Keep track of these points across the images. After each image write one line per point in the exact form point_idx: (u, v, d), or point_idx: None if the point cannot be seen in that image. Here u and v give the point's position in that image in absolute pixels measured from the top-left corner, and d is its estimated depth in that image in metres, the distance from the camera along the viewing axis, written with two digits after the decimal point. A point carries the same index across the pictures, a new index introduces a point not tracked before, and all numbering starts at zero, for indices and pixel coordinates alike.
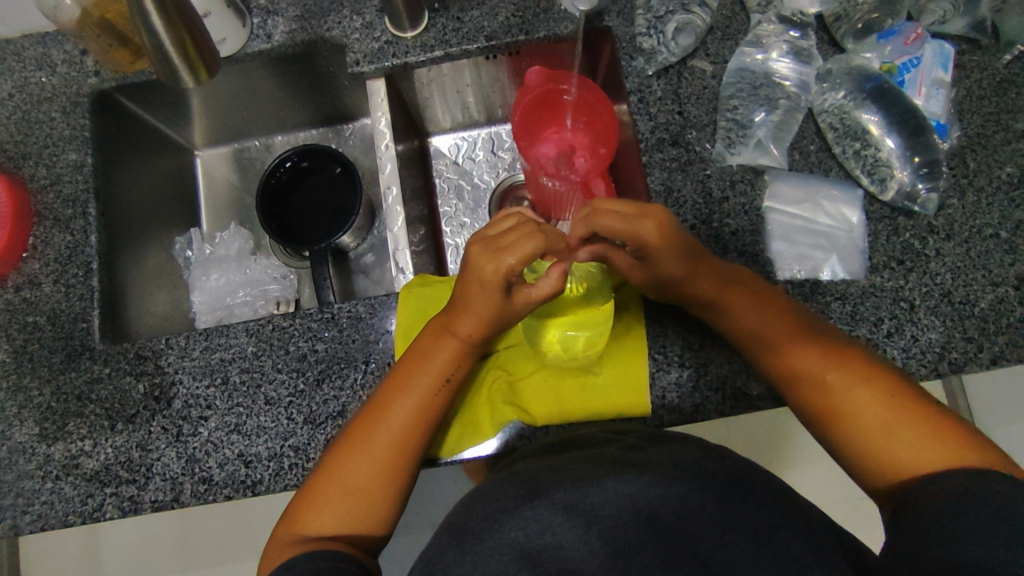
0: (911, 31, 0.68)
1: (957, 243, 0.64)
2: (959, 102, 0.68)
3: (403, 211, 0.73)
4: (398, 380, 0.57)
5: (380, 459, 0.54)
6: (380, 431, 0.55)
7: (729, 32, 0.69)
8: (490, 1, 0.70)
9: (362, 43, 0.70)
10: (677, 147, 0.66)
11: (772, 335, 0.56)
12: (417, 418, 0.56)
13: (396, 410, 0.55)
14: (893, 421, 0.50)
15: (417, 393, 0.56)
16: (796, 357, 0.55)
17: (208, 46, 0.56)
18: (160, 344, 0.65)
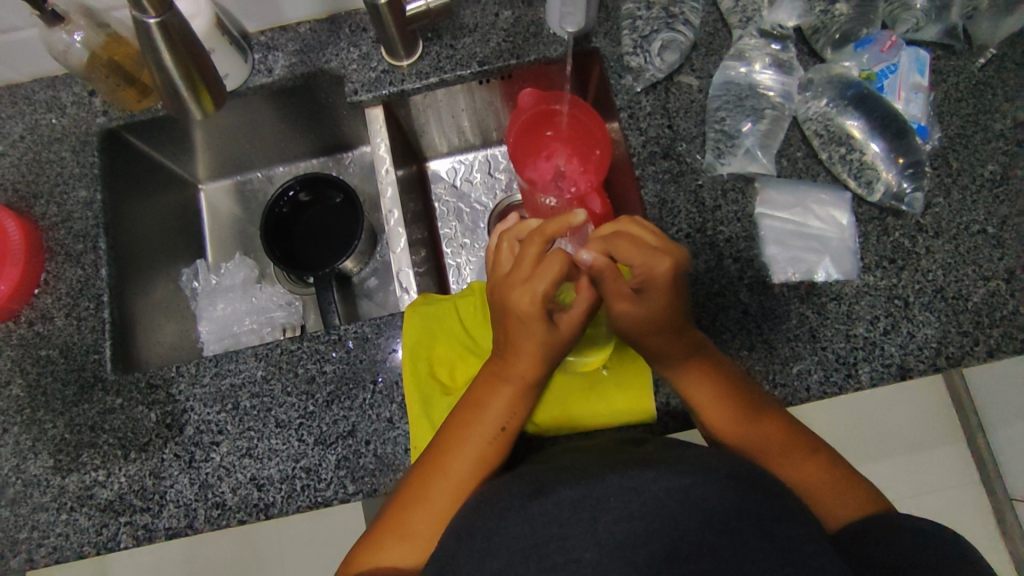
0: (887, 38, 0.70)
1: (945, 240, 0.66)
2: (939, 105, 0.70)
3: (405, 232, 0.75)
4: (458, 424, 0.57)
5: (451, 503, 0.54)
6: (449, 475, 0.54)
7: (712, 48, 0.72)
8: (482, 29, 0.73)
9: (359, 74, 0.72)
10: (669, 159, 0.68)
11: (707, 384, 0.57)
12: (485, 457, 0.55)
13: (464, 452, 0.55)
14: (816, 461, 0.56)
15: (473, 442, 0.55)
16: (747, 429, 0.56)
17: (215, 81, 0.59)
18: (171, 372, 0.66)
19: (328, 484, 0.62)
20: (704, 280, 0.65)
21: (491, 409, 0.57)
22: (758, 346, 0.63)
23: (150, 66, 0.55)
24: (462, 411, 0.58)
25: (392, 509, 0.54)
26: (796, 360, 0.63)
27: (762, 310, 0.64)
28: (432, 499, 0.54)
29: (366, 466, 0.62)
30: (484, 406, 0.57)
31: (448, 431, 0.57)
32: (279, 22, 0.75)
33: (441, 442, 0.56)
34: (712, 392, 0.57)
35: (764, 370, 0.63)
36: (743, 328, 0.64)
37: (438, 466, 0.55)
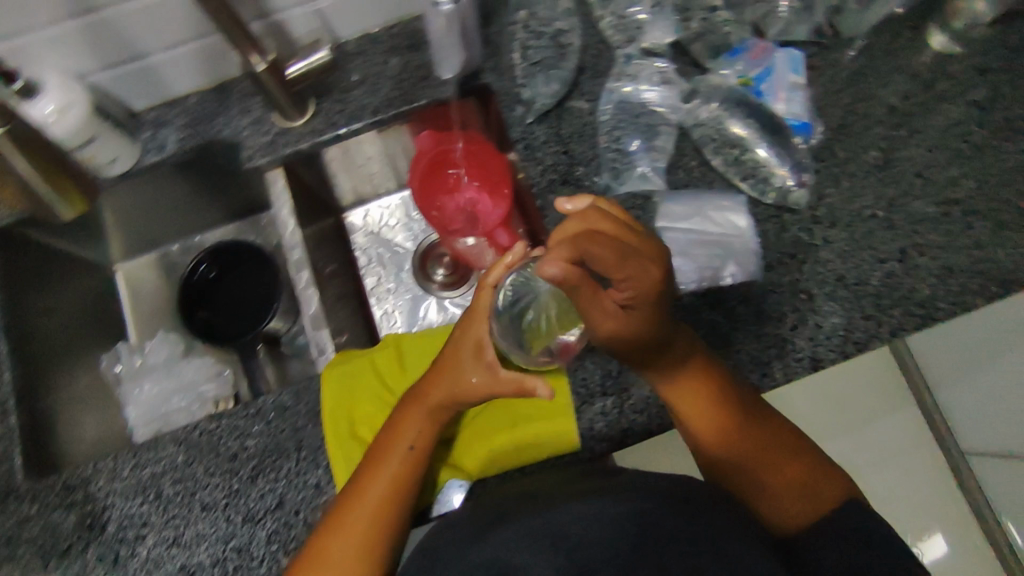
0: (757, 45, 0.73)
1: (841, 229, 0.68)
2: (818, 100, 0.72)
3: (317, 291, 0.73)
4: (382, 447, 0.58)
5: (380, 515, 0.56)
6: (378, 483, 0.56)
7: (598, 70, 0.72)
8: (370, 80, 0.73)
9: (252, 139, 0.72)
10: (567, 186, 0.69)
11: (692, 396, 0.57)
12: (403, 472, 0.57)
13: (396, 460, 0.57)
14: (790, 463, 0.58)
15: (396, 463, 0.57)
16: (741, 439, 0.59)
17: (78, 180, 0.66)
18: (88, 470, 0.63)
19: (261, 561, 0.60)
20: None
21: (410, 423, 0.59)
22: None
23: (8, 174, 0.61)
24: (394, 416, 0.60)
25: (329, 523, 0.55)
26: None
27: None
28: (355, 518, 0.55)
29: (297, 537, 0.61)
30: (406, 424, 0.59)
31: (384, 437, 0.59)
32: (165, 98, 0.74)
33: (372, 454, 0.58)
34: (711, 410, 0.58)
35: None
36: None
37: (372, 474, 0.56)
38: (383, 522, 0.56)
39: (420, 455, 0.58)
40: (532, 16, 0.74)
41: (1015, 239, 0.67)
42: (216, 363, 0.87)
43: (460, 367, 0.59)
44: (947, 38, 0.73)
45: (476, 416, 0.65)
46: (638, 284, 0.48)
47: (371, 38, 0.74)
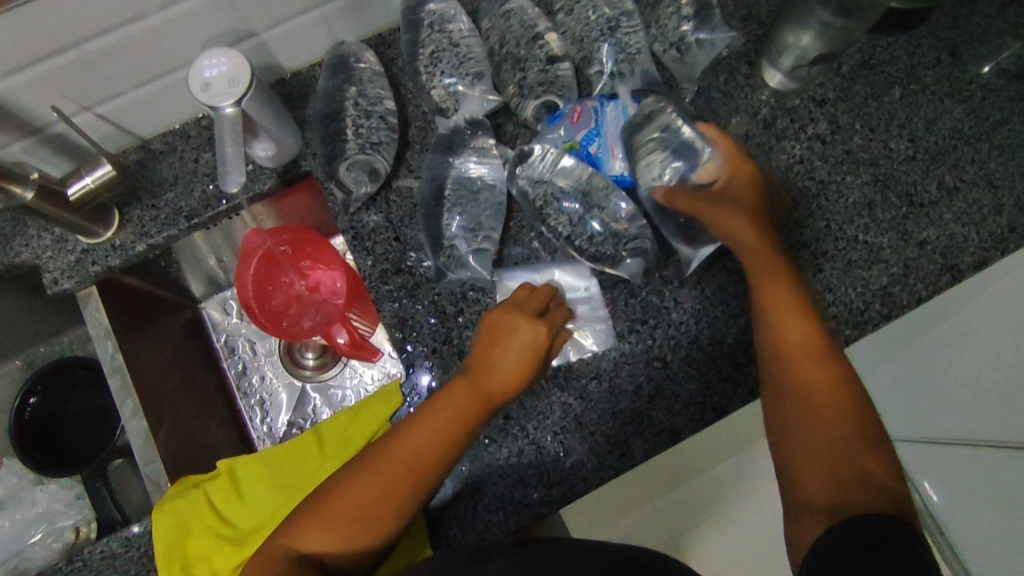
0: (573, 109, 0.67)
1: (691, 287, 0.66)
2: None
3: (145, 422, 0.69)
4: (338, 478, 0.53)
5: (359, 516, 0.51)
6: (355, 487, 0.52)
7: (426, 143, 0.69)
8: (183, 179, 0.68)
9: (56, 259, 0.66)
10: (401, 274, 0.65)
11: (807, 358, 0.55)
12: (448, 450, 0.53)
13: (390, 459, 0.52)
14: (834, 447, 0.51)
15: (341, 495, 0.52)
16: (804, 355, 0.56)
17: None
18: None
19: None
20: None
21: (454, 401, 0.54)
22: (527, 449, 0.61)
23: None
24: (421, 405, 0.55)
25: (297, 522, 0.52)
26: (568, 453, 0.61)
27: (524, 409, 0.61)
28: (287, 542, 0.51)
29: None
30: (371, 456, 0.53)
31: (395, 435, 0.54)
32: None
33: (392, 432, 0.54)
34: (802, 328, 0.57)
35: (537, 473, 0.60)
36: (508, 434, 0.61)
37: (351, 474, 0.52)
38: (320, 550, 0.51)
39: (376, 487, 0.51)
40: (361, 92, 0.68)
41: (867, 277, 0.67)
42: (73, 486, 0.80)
43: (451, 392, 0.55)
44: (783, 74, 0.71)
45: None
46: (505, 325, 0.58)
47: (178, 133, 0.69)
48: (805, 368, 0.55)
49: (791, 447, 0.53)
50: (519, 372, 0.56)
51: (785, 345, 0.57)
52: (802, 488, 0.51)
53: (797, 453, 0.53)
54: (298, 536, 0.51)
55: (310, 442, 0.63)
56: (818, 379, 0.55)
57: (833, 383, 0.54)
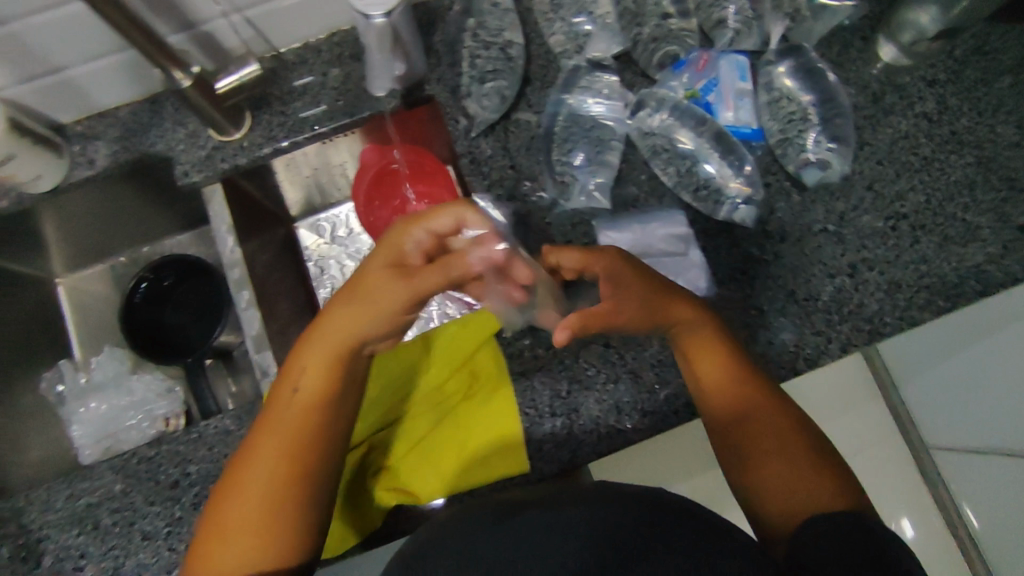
0: (701, 57, 0.70)
1: (791, 244, 0.68)
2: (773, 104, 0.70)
3: (258, 312, 0.72)
4: (229, 484, 0.52)
5: (263, 501, 0.51)
6: (244, 493, 0.51)
7: (546, 81, 0.71)
8: (312, 90, 0.71)
9: (187, 153, 0.69)
10: (514, 201, 0.67)
11: (710, 359, 0.58)
12: (297, 424, 0.53)
13: (249, 467, 0.51)
14: (784, 458, 0.53)
15: (253, 491, 0.51)
16: (703, 373, 0.58)
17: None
18: (21, 502, 0.61)
19: None
20: None
21: (308, 374, 0.54)
22: (624, 376, 0.63)
23: None
24: (271, 397, 0.55)
25: (202, 546, 0.50)
26: (664, 385, 0.63)
27: (623, 339, 0.64)
28: (217, 556, 0.49)
29: None
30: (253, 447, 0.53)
31: (246, 448, 0.53)
32: (95, 110, 0.69)
33: (257, 430, 0.54)
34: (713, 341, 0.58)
35: (632, 400, 0.63)
36: (607, 361, 0.64)
37: (235, 487, 0.51)
38: (249, 548, 0.50)
39: (269, 487, 0.51)
40: (481, 24, 0.72)
41: (962, 254, 0.67)
42: (167, 379, 0.85)
43: (307, 358, 0.55)
44: (899, 50, 0.70)
45: (429, 439, 0.62)
46: (388, 251, 0.56)
47: (310, 47, 0.72)
48: (701, 365, 0.58)
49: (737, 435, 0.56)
50: (375, 319, 0.54)
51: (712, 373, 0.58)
52: (764, 478, 0.53)
53: (739, 436, 0.56)
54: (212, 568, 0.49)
55: (419, 348, 0.66)
56: (755, 399, 0.57)
57: (740, 381, 0.57)
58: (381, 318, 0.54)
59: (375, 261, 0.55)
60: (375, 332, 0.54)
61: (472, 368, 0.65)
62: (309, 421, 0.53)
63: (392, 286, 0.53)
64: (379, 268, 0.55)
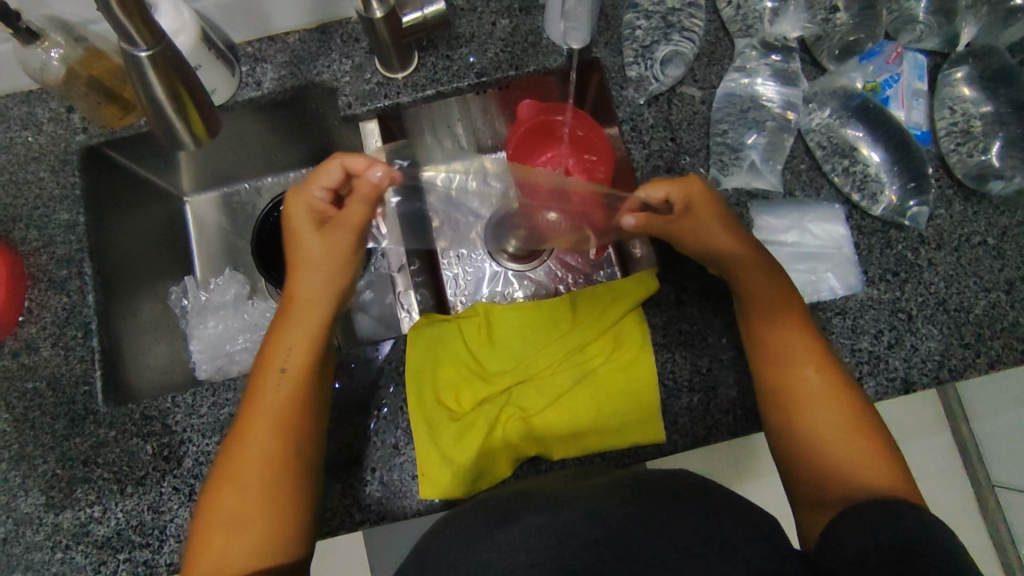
0: (891, 50, 0.69)
1: (947, 252, 0.65)
2: (952, 104, 0.67)
3: None
4: (231, 453, 0.54)
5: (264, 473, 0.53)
6: (248, 454, 0.53)
7: (715, 58, 0.70)
8: (479, 38, 0.71)
9: (353, 86, 0.70)
10: (672, 174, 0.67)
11: (806, 369, 0.56)
12: (287, 414, 0.55)
13: (243, 444, 0.54)
14: (851, 459, 0.53)
15: (252, 462, 0.53)
16: (807, 389, 0.56)
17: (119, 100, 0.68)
18: (167, 403, 0.63)
19: (333, 514, 0.60)
20: (710, 296, 0.64)
21: (286, 346, 0.57)
22: None
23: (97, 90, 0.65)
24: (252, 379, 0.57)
25: (207, 518, 0.52)
26: None
27: None
28: (221, 523, 0.52)
29: (371, 494, 0.60)
30: (248, 417, 0.55)
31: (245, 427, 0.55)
32: (266, 33, 0.72)
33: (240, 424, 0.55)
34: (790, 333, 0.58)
35: None
36: None
37: (235, 455, 0.54)
38: (253, 515, 0.52)
39: (273, 449, 0.54)
40: None
41: None
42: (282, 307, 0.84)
43: (291, 330, 0.58)
44: None
45: (570, 392, 0.63)
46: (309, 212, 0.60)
47: None
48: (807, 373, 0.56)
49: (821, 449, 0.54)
50: (318, 275, 0.59)
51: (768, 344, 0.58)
52: (824, 463, 0.53)
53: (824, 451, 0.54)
54: (203, 555, 0.51)
55: (562, 307, 0.68)
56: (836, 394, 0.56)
57: (806, 362, 0.57)
58: (326, 278, 0.60)
59: (298, 231, 0.60)
60: (325, 284, 0.60)
61: (616, 332, 0.65)
62: (303, 405, 0.56)
63: (303, 265, 0.60)
64: (302, 230, 0.60)
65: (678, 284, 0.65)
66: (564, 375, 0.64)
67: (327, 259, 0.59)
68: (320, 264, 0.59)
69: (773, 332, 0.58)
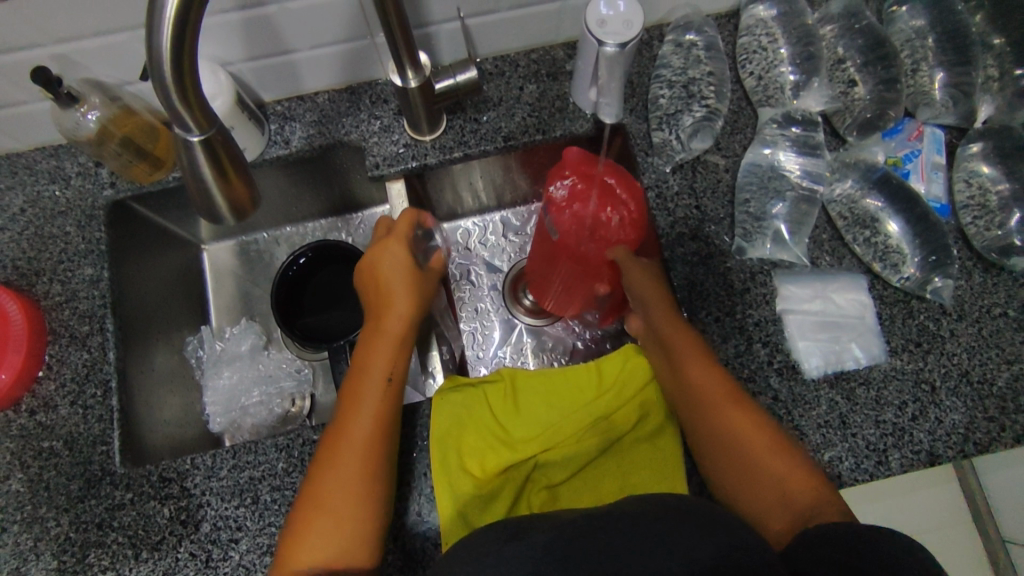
0: (914, 128, 0.71)
1: (968, 323, 0.66)
2: (969, 180, 0.69)
3: None
4: (312, 487, 0.55)
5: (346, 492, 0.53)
6: (347, 446, 0.55)
7: (737, 127, 0.71)
8: (506, 102, 0.72)
9: (381, 147, 0.71)
10: (696, 241, 0.67)
11: (720, 412, 0.57)
12: (376, 416, 0.57)
13: (339, 457, 0.55)
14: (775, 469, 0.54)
15: (342, 467, 0.54)
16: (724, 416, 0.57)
17: (147, 157, 0.68)
18: (186, 464, 0.62)
19: None
20: (735, 365, 0.64)
21: (382, 335, 0.61)
22: (790, 433, 0.63)
23: (125, 148, 0.66)
24: (349, 386, 0.59)
25: (289, 558, 0.52)
26: (828, 447, 0.62)
27: (793, 395, 0.64)
28: (309, 549, 0.52)
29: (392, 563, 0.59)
30: (349, 406, 0.57)
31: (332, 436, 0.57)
32: (296, 92, 0.73)
33: (336, 427, 0.57)
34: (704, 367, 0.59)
35: None
36: (775, 414, 0.63)
37: (326, 465, 0.55)
38: (345, 534, 0.53)
39: (370, 438, 0.56)
40: (669, 63, 0.72)
41: None
42: (297, 359, 0.84)
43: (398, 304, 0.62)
44: None
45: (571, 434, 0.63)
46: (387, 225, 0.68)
47: (509, 60, 0.74)
48: (721, 412, 0.57)
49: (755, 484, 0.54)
50: (397, 263, 0.64)
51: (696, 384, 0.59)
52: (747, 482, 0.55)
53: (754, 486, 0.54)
54: None
55: (587, 372, 0.67)
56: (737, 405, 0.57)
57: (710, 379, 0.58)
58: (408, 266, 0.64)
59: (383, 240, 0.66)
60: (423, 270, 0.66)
61: (641, 400, 0.64)
62: (393, 396, 0.58)
63: (392, 248, 0.65)
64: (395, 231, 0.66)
65: None
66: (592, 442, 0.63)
67: (403, 267, 0.64)
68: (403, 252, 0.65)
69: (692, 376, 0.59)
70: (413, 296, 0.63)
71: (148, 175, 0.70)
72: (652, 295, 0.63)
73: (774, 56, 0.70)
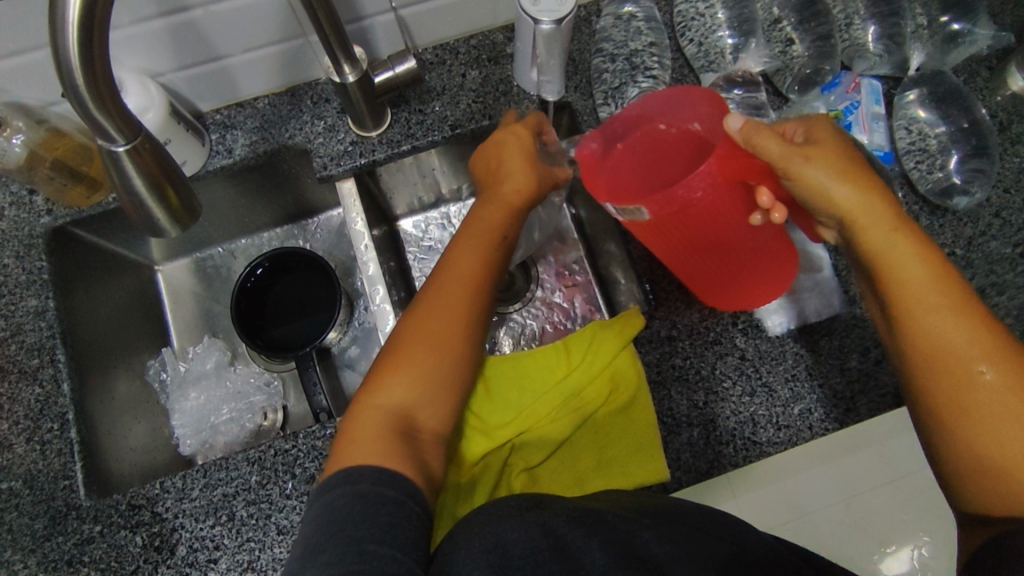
0: (850, 80, 0.71)
1: None
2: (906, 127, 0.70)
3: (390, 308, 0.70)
4: (403, 339, 0.55)
5: (431, 358, 0.54)
6: (440, 311, 0.56)
7: None
8: (450, 90, 0.71)
9: (327, 147, 0.70)
10: None
11: (978, 381, 0.46)
12: (469, 290, 0.57)
13: (433, 319, 0.55)
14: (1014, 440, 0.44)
15: (432, 328, 0.55)
16: (960, 356, 0.46)
17: (83, 179, 0.66)
18: (155, 489, 0.60)
19: None
20: (700, 329, 0.65)
21: (483, 214, 0.61)
22: (759, 390, 0.64)
23: (57, 171, 0.63)
24: (450, 254, 0.59)
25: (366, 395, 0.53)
26: (798, 400, 0.63)
27: (759, 352, 0.65)
28: (385, 396, 0.53)
29: None
30: (452, 269, 0.58)
31: (445, 262, 0.59)
32: (235, 99, 0.72)
33: (436, 283, 0.58)
34: (937, 297, 0.47)
35: (769, 414, 0.63)
36: (742, 373, 0.64)
37: (415, 319, 0.56)
38: (417, 393, 0.53)
39: (466, 317, 0.56)
40: (609, 36, 0.72)
41: None
42: (265, 372, 0.82)
43: (505, 186, 0.62)
44: None
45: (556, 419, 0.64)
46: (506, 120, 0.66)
47: (449, 47, 0.73)
48: (976, 377, 0.46)
49: (1011, 481, 0.44)
50: (513, 156, 0.62)
51: (925, 325, 0.48)
52: (977, 441, 0.45)
53: (1001, 482, 0.44)
54: (361, 433, 0.51)
55: (557, 352, 0.67)
56: (982, 347, 0.46)
57: (950, 316, 0.47)
58: (523, 157, 0.62)
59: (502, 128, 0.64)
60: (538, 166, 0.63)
61: (613, 374, 0.64)
62: (485, 277, 0.58)
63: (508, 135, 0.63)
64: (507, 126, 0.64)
65: (669, 319, 0.66)
66: (567, 420, 0.64)
67: (522, 163, 0.62)
68: (527, 150, 0.63)
69: (926, 301, 0.48)
70: (521, 189, 0.62)
71: (86, 198, 0.67)
72: (873, 221, 0.49)
73: (711, 21, 0.71)
